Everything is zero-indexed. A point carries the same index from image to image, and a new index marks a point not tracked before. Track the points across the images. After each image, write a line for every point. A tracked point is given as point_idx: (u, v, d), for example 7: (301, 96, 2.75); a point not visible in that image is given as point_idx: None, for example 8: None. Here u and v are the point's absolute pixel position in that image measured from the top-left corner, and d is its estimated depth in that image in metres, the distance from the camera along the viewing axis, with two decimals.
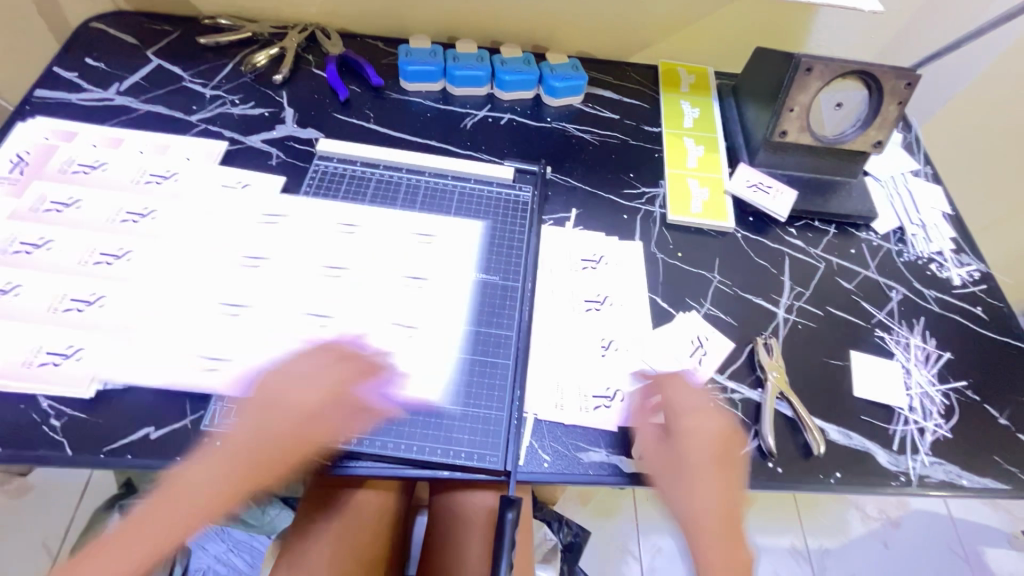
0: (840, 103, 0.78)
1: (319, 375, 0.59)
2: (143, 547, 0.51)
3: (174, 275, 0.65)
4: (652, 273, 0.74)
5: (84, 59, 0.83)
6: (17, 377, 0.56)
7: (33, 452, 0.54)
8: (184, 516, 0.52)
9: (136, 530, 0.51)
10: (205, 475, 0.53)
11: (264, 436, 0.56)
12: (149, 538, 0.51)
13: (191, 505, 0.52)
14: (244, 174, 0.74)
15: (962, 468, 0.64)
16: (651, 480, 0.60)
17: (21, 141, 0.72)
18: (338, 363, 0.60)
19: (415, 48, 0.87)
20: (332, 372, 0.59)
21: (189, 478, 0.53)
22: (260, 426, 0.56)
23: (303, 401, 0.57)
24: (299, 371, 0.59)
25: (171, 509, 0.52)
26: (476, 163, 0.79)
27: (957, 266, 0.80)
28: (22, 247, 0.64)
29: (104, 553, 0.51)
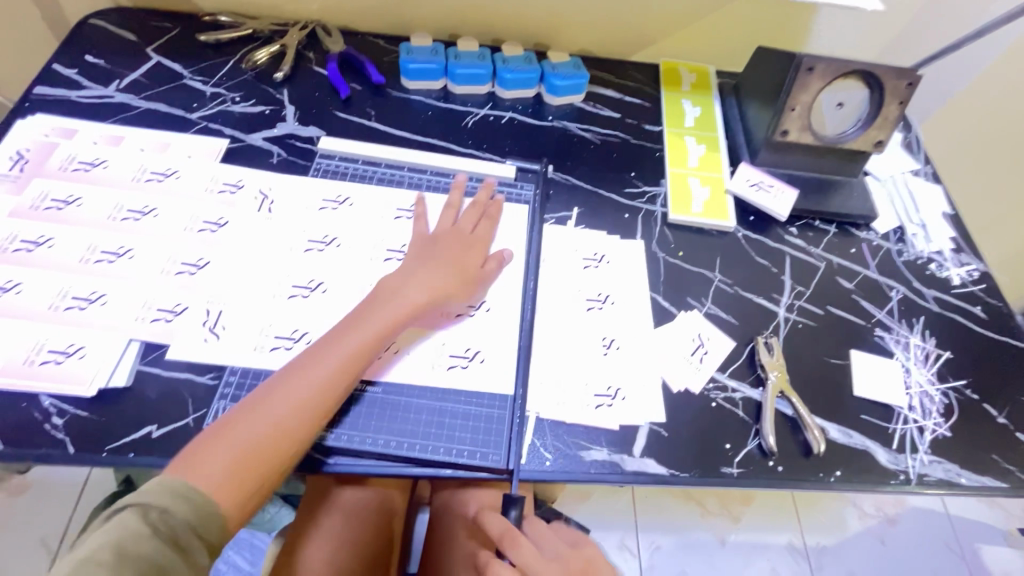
0: (841, 104, 0.79)
1: (442, 246, 0.67)
2: (322, 382, 0.54)
3: (175, 273, 0.64)
4: (654, 272, 0.74)
5: (83, 55, 0.83)
6: (18, 375, 0.56)
7: (35, 450, 0.54)
8: (347, 355, 0.56)
9: (302, 374, 0.54)
10: (371, 319, 0.59)
11: (430, 291, 0.63)
12: (323, 376, 0.55)
13: (361, 339, 0.57)
14: (245, 173, 0.74)
15: (960, 467, 0.64)
16: (652, 478, 0.60)
17: (20, 138, 0.72)
18: (470, 241, 0.69)
19: (416, 46, 0.87)
20: (452, 248, 0.67)
21: (349, 327, 0.58)
22: (421, 281, 0.63)
23: (457, 270, 0.65)
24: (434, 246, 0.67)
25: (348, 347, 0.57)
26: (478, 162, 0.79)
27: (956, 266, 0.80)
28: (21, 245, 0.63)
29: (275, 395, 0.53)
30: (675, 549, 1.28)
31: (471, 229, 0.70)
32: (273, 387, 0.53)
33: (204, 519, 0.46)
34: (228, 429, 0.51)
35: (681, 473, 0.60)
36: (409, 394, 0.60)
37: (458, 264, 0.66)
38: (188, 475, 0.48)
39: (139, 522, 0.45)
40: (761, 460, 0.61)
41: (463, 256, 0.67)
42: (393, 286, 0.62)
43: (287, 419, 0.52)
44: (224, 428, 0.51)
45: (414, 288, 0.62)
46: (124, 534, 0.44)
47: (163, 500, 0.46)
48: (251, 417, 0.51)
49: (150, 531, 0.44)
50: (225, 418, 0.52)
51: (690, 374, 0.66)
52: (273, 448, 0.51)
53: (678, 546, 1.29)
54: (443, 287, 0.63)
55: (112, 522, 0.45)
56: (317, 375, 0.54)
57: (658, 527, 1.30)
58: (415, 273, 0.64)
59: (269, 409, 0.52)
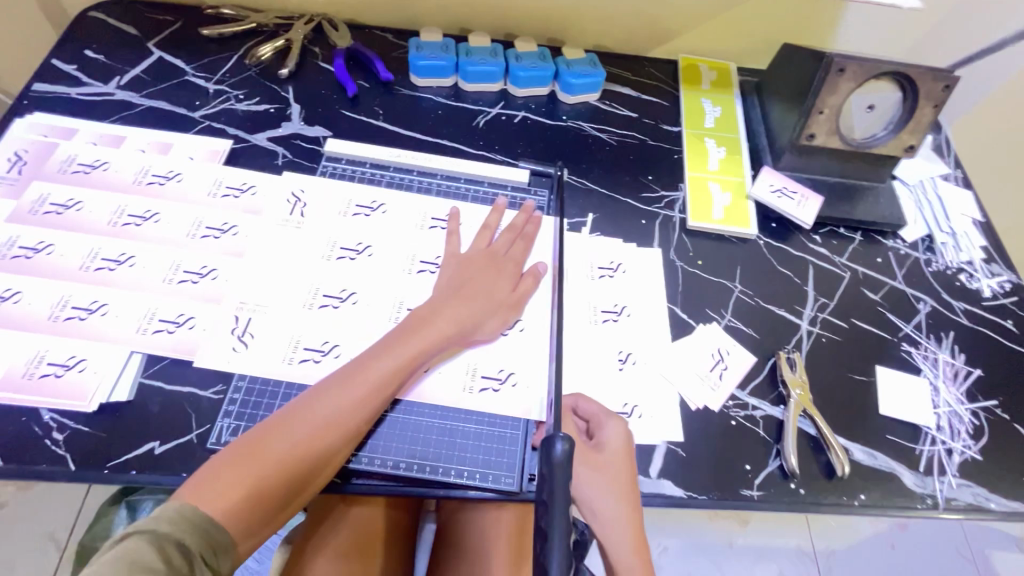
0: (872, 106, 0.75)
1: (475, 267, 0.64)
2: (347, 415, 0.52)
3: (177, 281, 0.62)
4: (672, 282, 0.71)
5: (83, 50, 0.80)
6: (17, 389, 0.54)
7: (35, 467, 0.52)
8: (373, 387, 0.54)
9: (325, 403, 0.52)
10: (402, 347, 0.56)
11: (464, 317, 0.60)
12: (348, 407, 0.53)
13: (388, 369, 0.55)
14: (250, 176, 0.72)
15: (990, 491, 0.62)
16: (668, 500, 0.58)
17: (18, 138, 0.70)
18: (505, 262, 0.66)
19: (426, 42, 0.84)
20: (487, 268, 0.65)
21: (378, 353, 0.56)
22: (456, 306, 0.60)
23: (491, 292, 0.63)
24: (468, 266, 0.64)
25: (376, 377, 0.54)
26: (490, 165, 0.77)
27: (987, 277, 0.77)
28: (19, 252, 0.61)
29: (298, 422, 0.51)
30: (684, 551, 1.27)
31: (505, 248, 0.67)
32: (296, 412, 0.52)
33: (214, 552, 0.45)
34: (249, 455, 0.49)
35: (699, 495, 0.58)
36: (419, 414, 0.58)
37: (492, 285, 0.63)
38: (204, 502, 0.46)
39: (152, 552, 0.42)
40: (781, 481, 0.59)
41: (498, 278, 0.64)
42: (426, 311, 0.59)
43: (308, 451, 0.50)
44: (242, 454, 0.49)
45: (447, 314, 0.59)
46: (135, 563, 0.41)
47: (177, 530, 0.44)
48: (271, 447, 0.50)
49: (163, 563, 0.42)
50: (244, 441, 0.50)
51: (709, 391, 0.64)
52: (291, 479, 0.49)
53: (686, 548, 1.28)
54: (476, 313, 0.61)
55: (124, 548, 0.42)
56: (341, 406, 0.53)
57: (667, 530, 1.28)
58: (448, 297, 0.61)
59: (289, 439, 0.50)
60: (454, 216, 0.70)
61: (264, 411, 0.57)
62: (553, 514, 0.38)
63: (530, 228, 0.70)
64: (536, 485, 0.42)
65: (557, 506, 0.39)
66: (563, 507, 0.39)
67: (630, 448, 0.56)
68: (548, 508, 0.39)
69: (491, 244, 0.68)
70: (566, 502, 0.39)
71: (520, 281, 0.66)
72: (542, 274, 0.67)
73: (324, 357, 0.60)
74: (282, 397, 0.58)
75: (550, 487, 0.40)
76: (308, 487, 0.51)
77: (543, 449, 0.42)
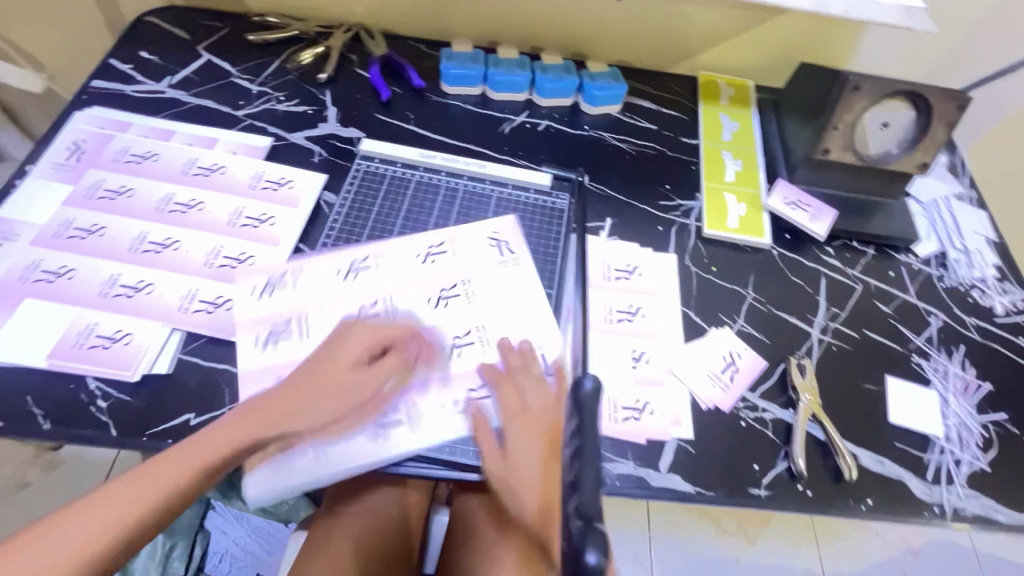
0: (887, 124, 0.78)
1: (322, 359, 0.59)
2: (132, 513, 0.49)
3: (217, 266, 0.66)
4: (686, 287, 0.73)
5: (138, 51, 0.86)
6: (68, 358, 0.58)
7: (82, 431, 0.56)
8: (184, 477, 0.51)
9: (124, 498, 0.49)
10: (210, 442, 0.52)
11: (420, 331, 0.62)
12: (132, 510, 0.49)
13: (186, 470, 0.51)
14: (288, 171, 0.76)
15: (998, 503, 0.62)
16: (678, 495, 0.59)
17: (78, 129, 0.75)
18: (360, 338, 0.60)
19: (457, 52, 0.88)
20: (317, 368, 0.58)
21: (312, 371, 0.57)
22: (276, 407, 0.55)
23: (340, 389, 0.57)
24: (315, 360, 0.59)
25: (171, 474, 0.51)
26: (515, 169, 0.80)
27: (999, 294, 0.78)
28: (75, 233, 0.66)
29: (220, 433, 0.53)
30: (689, 566, 1.26)
31: (355, 334, 0.60)
32: (80, 509, 0.48)
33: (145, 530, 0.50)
34: (35, 544, 0.46)
35: (708, 492, 0.60)
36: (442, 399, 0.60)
37: (345, 382, 0.57)
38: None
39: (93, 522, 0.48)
40: (790, 483, 0.61)
41: (353, 339, 0.60)
42: (241, 412, 0.54)
43: (85, 552, 0.47)
44: (16, 544, 0.46)
45: (267, 417, 0.55)
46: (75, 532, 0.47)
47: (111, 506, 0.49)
48: (51, 544, 0.46)
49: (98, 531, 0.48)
50: (22, 533, 0.47)
51: (719, 392, 0.65)
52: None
53: (692, 564, 1.27)
54: (297, 406, 0.56)
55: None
56: (129, 508, 0.49)
57: (673, 543, 1.28)
58: (278, 398, 0.56)
59: (61, 539, 0.47)
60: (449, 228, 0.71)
61: None
62: (585, 444, 0.42)
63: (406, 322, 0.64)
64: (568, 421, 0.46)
65: (585, 485, 0.38)
66: (593, 490, 0.38)
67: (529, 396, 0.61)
68: (580, 457, 0.41)
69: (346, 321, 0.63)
70: (596, 448, 0.41)
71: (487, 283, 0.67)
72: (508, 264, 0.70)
73: None
74: None
75: (581, 438, 0.42)
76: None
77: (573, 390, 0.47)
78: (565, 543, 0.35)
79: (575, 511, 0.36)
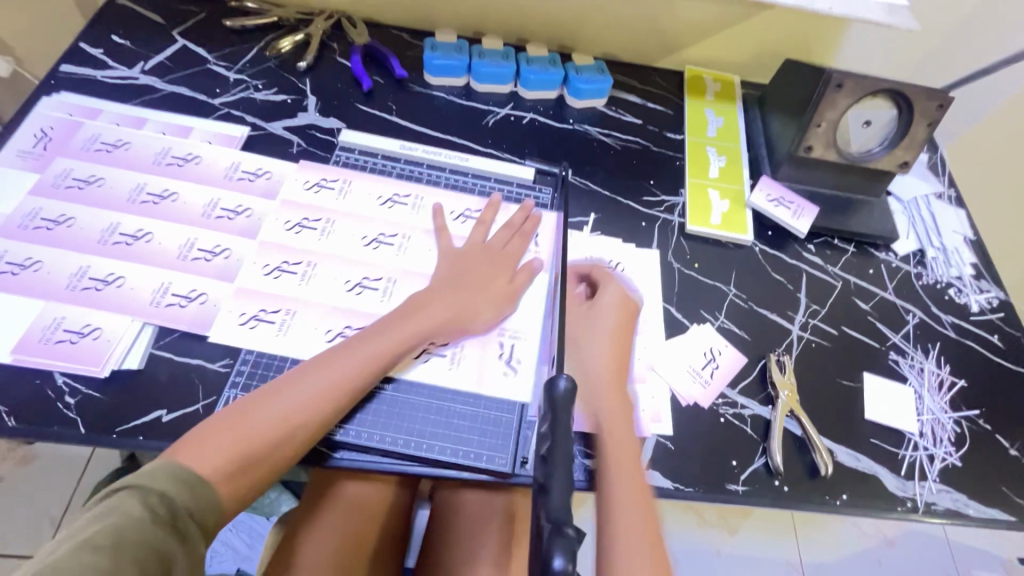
0: (869, 122, 0.77)
1: (472, 261, 0.67)
2: (335, 390, 0.54)
3: (191, 259, 0.65)
4: (668, 283, 0.73)
5: (110, 35, 0.83)
6: (34, 353, 0.57)
7: (48, 428, 0.54)
8: (332, 392, 0.54)
9: (316, 376, 0.54)
10: (396, 330, 0.59)
11: (461, 306, 0.63)
12: (337, 384, 0.55)
13: (381, 349, 0.58)
14: (266, 162, 0.74)
15: (968, 498, 0.63)
16: (656, 491, 0.60)
17: (46, 116, 0.72)
18: (500, 256, 0.68)
19: (441, 42, 0.87)
20: (484, 262, 0.67)
21: (373, 334, 0.58)
22: (453, 295, 0.63)
23: (487, 285, 0.66)
24: (466, 260, 0.67)
25: (369, 356, 0.57)
26: (498, 162, 0.79)
27: (975, 293, 0.79)
28: (41, 223, 0.64)
29: (288, 393, 0.53)
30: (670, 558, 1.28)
31: (502, 242, 0.70)
32: (286, 382, 0.54)
33: (199, 508, 0.47)
34: (239, 414, 0.51)
35: (685, 488, 0.60)
36: (419, 394, 0.60)
37: (489, 279, 0.66)
38: (191, 459, 0.48)
39: (136, 504, 0.44)
40: (766, 478, 0.61)
41: (476, 271, 0.66)
42: (422, 297, 0.63)
43: (295, 421, 0.52)
44: (233, 416, 0.51)
45: (444, 302, 0.63)
46: (122, 515, 0.43)
47: (161, 484, 0.46)
48: (250, 418, 0.51)
49: (146, 513, 0.44)
50: (238, 405, 0.52)
51: (699, 388, 0.66)
52: (284, 439, 0.52)
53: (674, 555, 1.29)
54: (469, 301, 0.64)
55: (112, 502, 0.44)
56: (331, 383, 0.54)
57: None
58: (444, 287, 0.64)
59: (279, 407, 0.52)
60: (437, 213, 0.72)
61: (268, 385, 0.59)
62: (556, 445, 0.41)
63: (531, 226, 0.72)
64: (542, 417, 0.45)
65: (555, 488, 0.38)
66: (563, 492, 0.37)
67: (626, 307, 0.67)
68: (550, 458, 0.40)
69: (487, 240, 0.70)
70: (569, 444, 0.40)
71: (516, 275, 0.68)
72: (536, 270, 0.69)
73: (329, 341, 0.62)
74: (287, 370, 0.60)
75: (551, 440, 0.41)
76: (295, 456, 0.53)
77: (547, 388, 0.45)
78: (534, 547, 0.35)
79: (545, 514, 0.36)
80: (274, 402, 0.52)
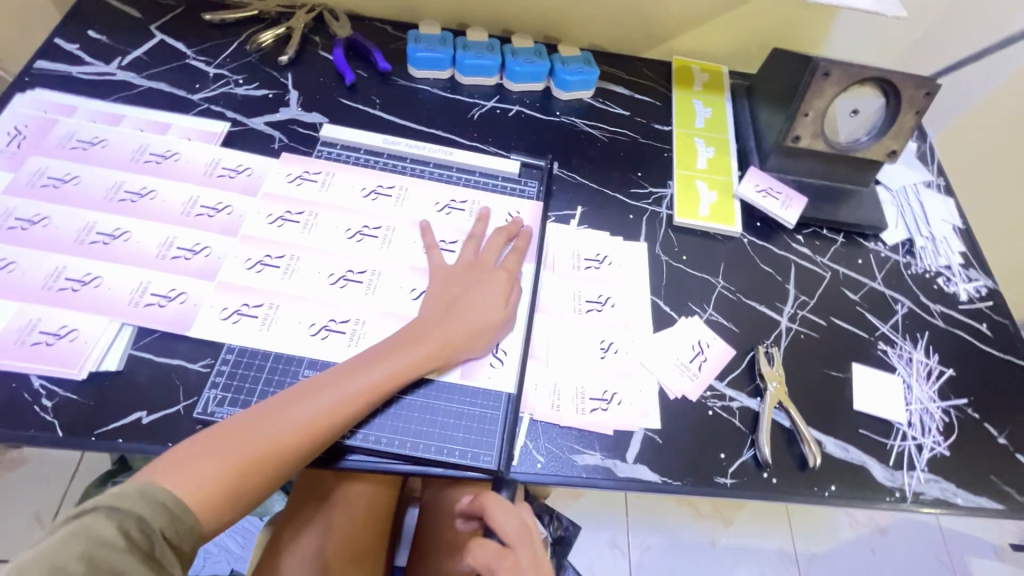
0: (856, 111, 0.76)
1: (467, 276, 0.65)
2: (324, 418, 0.53)
3: (170, 257, 0.63)
4: (656, 276, 0.73)
5: (85, 31, 0.81)
6: (9, 355, 0.56)
7: (25, 431, 0.53)
8: (320, 421, 0.53)
9: (310, 400, 0.53)
10: (393, 358, 0.57)
11: (457, 330, 0.61)
12: (326, 412, 0.53)
13: (376, 378, 0.56)
14: (246, 158, 0.73)
15: (957, 487, 0.63)
16: (644, 485, 0.59)
17: (20, 113, 0.71)
18: (495, 272, 0.66)
19: (424, 35, 0.85)
20: (478, 277, 0.65)
21: (368, 362, 0.57)
22: (450, 319, 0.61)
23: (483, 306, 0.63)
24: (459, 275, 0.65)
25: (363, 383, 0.55)
26: (483, 155, 0.78)
27: (964, 281, 0.79)
28: (15, 223, 0.63)
29: (276, 419, 0.52)
30: (665, 549, 1.28)
31: (494, 256, 0.68)
32: (275, 407, 0.53)
33: (177, 530, 0.46)
34: (228, 436, 0.51)
35: (673, 481, 0.60)
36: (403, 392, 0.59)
37: (484, 298, 0.63)
38: (172, 481, 0.47)
39: (111, 528, 0.42)
40: (753, 470, 0.61)
41: (475, 292, 0.64)
42: (420, 324, 0.60)
43: (283, 443, 0.51)
44: (217, 439, 0.50)
45: (442, 329, 0.60)
46: (93, 538, 0.42)
47: (138, 506, 0.44)
48: (237, 439, 0.51)
49: (121, 537, 0.42)
50: (225, 426, 0.51)
51: (688, 381, 0.65)
52: (266, 464, 0.51)
53: (669, 547, 1.29)
54: (468, 325, 0.61)
55: (82, 524, 0.42)
56: (321, 412, 0.53)
57: (650, 528, 1.30)
58: (440, 310, 0.62)
59: (265, 433, 0.51)
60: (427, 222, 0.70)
61: (250, 384, 0.58)
62: None
63: (522, 240, 0.70)
64: None
65: None
66: None
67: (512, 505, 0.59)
68: None
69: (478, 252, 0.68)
70: None
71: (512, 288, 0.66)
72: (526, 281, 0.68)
73: (309, 337, 0.61)
74: (269, 370, 0.59)
75: None
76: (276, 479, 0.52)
77: None
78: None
79: None
80: (261, 428, 0.51)
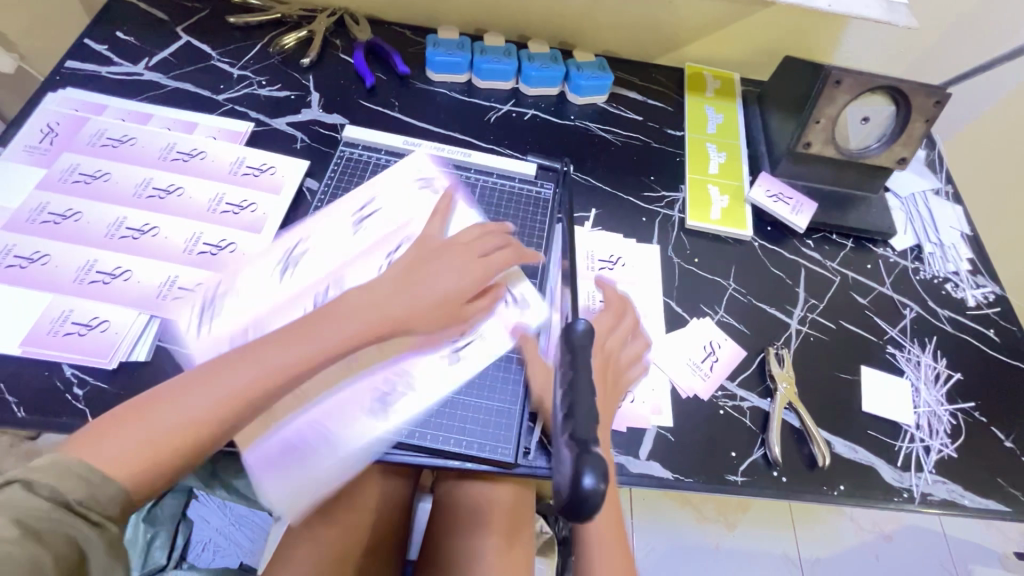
0: (867, 118, 0.77)
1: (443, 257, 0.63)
2: (259, 381, 0.49)
3: (197, 253, 0.65)
4: (669, 277, 0.74)
5: (114, 32, 0.83)
6: (42, 345, 0.57)
7: (57, 419, 0.55)
8: (256, 386, 0.49)
9: (239, 364, 0.50)
10: (339, 323, 0.54)
11: (417, 302, 0.58)
12: (262, 375, 0.49)
13: (319, 343, 0.52)
14: (270, 157, 0.75)
15: (964, 489, 0.64)
16: (656, 481, 0.61)
17: (52, 111, 0.73)
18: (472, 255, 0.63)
19: (443, 39, 0.87)
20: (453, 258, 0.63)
21: (311, 327, 0.53)
22: (407, 289, 0.58)
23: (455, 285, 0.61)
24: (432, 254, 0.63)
25: (307, 348, 0.52)
26: (500, 157, 0.80)
27: (971, 287, 0.80)
28: (48, 217, 0.65)
29: (208, 383, 0.48)
30: (670, 551, 1.29)
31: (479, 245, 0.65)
32: (208, 372, 0.49)
33: (102, 499, 0.42)
34: (152, 404, 0.47)
35: (686, 478, 0.61)
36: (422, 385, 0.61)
37: (455, 276, 0.61)
38: (90, 453, 0.43)
39: (32, 497, 0.39)
40: (764, 469, 0.62)
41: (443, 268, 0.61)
42: (373, 293, 0.57)
43: (216, 404, 0.47)
44: (139, 407, 0.46)
45: (396, 299, 0.57)
46: (15, 509, 0.39)
47: (57, 477, 0.41)
48: (178, 398, 0.47)
49: (44, 503, 0.39)
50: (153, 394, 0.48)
51: (700, 380, 0.67)
52: (196, 432, 0.46)
53: (674, 549, 1.30)
54: (426, 297, 0.59)
55: (2, 499, 0.39)
56: (257, 375, 0.49)
57: (655, 530, 1.30)
58: (399, 281, 0.59)
59: (196, 398, 0.47)
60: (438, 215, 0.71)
61: None
62: (578, 375, 0.43)
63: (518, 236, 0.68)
64: (559, 358, 0.47)
65: (580, 416, 0.40)
66: (587, 420, 0.40)
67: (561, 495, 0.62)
68: (573, 389, 0.42)
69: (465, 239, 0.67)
70: (589, 385, 0.43)
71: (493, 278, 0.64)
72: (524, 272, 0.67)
73: None
74: None
75: (572, 377, 0.43)
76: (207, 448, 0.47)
77: (565, 331, 0.47)
78: (567, 467, 0.38)
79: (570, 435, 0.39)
80: (193, 394, 0.47)
